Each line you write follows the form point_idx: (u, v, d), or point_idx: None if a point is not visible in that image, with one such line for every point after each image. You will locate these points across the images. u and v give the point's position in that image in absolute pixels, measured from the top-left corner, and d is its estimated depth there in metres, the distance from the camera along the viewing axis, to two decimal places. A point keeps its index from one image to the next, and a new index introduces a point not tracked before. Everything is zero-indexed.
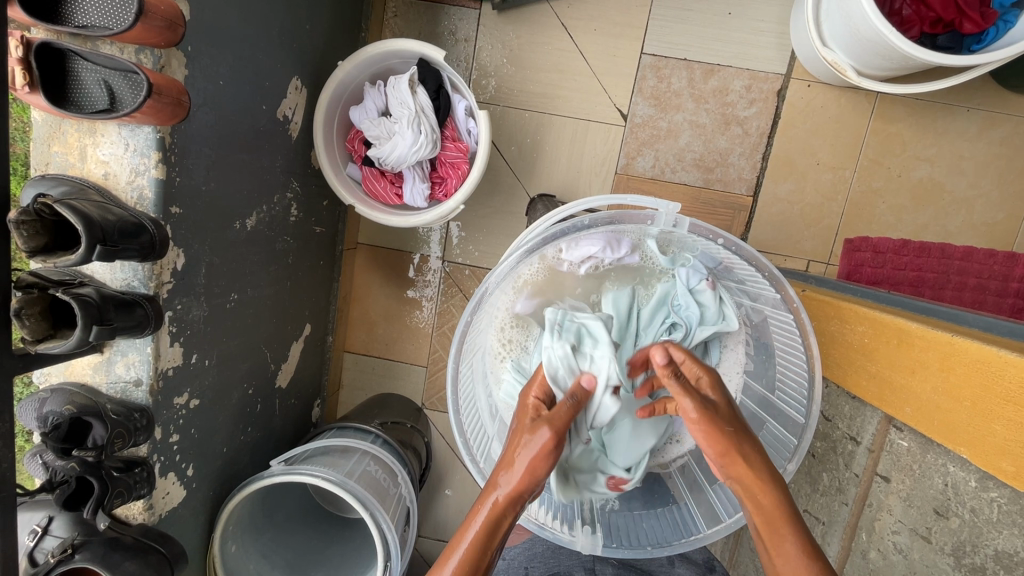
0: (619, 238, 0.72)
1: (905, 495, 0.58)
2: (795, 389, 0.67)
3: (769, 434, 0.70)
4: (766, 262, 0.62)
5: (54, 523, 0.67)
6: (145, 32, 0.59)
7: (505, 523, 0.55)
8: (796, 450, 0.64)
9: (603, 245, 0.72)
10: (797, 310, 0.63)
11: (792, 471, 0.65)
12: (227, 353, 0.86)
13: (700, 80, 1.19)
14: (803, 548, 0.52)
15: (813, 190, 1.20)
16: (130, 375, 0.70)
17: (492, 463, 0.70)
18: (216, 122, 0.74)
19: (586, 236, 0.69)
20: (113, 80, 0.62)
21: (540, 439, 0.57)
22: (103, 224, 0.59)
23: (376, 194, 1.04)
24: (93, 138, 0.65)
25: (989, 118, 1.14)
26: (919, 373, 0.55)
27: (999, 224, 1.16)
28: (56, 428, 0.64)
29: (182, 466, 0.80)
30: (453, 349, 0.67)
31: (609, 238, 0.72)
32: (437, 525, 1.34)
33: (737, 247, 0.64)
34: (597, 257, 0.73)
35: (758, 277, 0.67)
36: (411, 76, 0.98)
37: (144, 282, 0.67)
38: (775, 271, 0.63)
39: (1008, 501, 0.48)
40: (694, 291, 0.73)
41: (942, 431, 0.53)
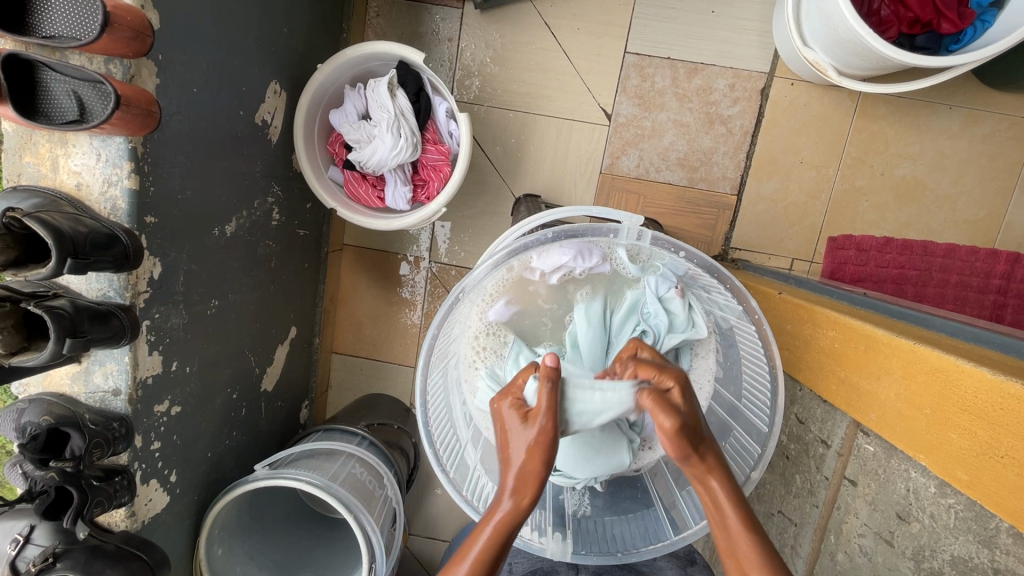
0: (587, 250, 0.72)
1: (871, 499, 0.59)
2: (761, 398, 0.67)
3: (736, 443, 0.70)
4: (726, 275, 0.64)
5: (35, 533, 0.67)
6: (112, 43, 0.59)
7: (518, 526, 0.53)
8: (759, 458, 0.65)
9: (573, 255, 0.71)
10: (758, 321, 0.65)
11: (756, 479, 0.65)
12: (208, 358, 0.86)
13: (684, 78, 1.19)
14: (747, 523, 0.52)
15: (796, 189, 1.20)
16: (108, 384, 0.71)
17: (463, 470, 0.72)
18: (191, 129, 0.74)
19: (554, 246, 0.69)
20: (82, 91, 0.61)
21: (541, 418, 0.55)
22: (74, 235, 0.59)
23: (358, 197, 1.04)
24: (64, 149, 0.64)
25: (971, 115, 1.14)
26: (884, 379, 0.56)
27: (981, 222, 1.17)
28: (33, 439, 0.64)
29: (165, 472, 0.80)
30: (423, 358, 0.68)
31: (579, 248, 0.71)
32: (426, 523, 1.35)
33: (696, 258, 0.66)
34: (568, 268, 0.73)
35: (721, 288, 0.68)
36: (391, 79, 0.98)
37: (120, 292, 0.67)
38: (735, 282, 0.65)
39: (964, 508, 0.49)
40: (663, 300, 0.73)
41: (904, 438, 0.53)
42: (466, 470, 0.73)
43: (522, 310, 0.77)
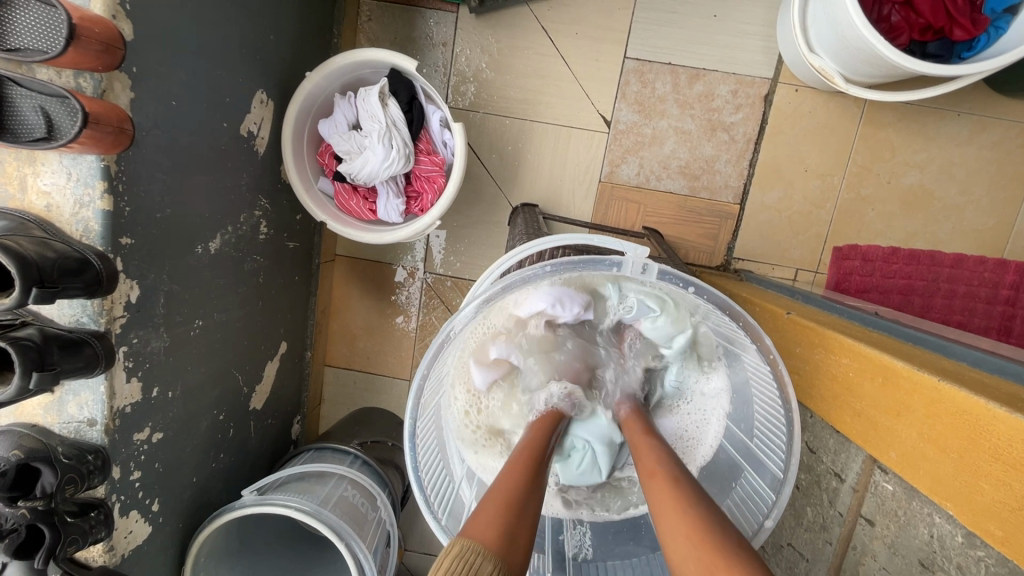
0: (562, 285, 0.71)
1: (889, 541, 0.56)
2: (773, 440, 0.64)
3: (746, 485, 0.67)
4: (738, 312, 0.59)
5: (9, 569, 0.63)
6: (79, 56, 0.55)
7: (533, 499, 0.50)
8: (774, 505, 0.60)
9: (550, 303, 0.71)
10: (774, 361, 0.60)
11: (770, 527, 0.60)
12: (192, 382, 0.82)
13: (685, 84, 1.15)
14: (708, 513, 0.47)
15: (801, 198, 1.17)
16: (83, 415, 0.67)
17: (455, 516, 0.66)
18: (170, 144, 0.70)
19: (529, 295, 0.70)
20: (49, 106, 0.57)
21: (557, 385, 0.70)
22: (40, 262, 0.55)
23: (349, 210, 1.01)
24: (32, 167, 0.61)
25: (980, 122, 1.11)
26: (905, 416, 0.53)
27: (990, 232, 1.14)
28: (2, 476, 0.60)
29: (146, 503, 0.77)
30: (410, 404, 0.64)
31: (554, 296, 0.71)
32: (422, 540, 1.32)
33: (708, 294, 0.60)
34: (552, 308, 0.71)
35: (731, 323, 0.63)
36: (382, 87, 0.94)
37: (94, 318, 0.64)
38: (748, 319, 0.60)
39: (996, 563, 0.46)
40: (657, 332, 0.71)
41: (928, 481, 0.50)
42: (458, 515, 0.67)
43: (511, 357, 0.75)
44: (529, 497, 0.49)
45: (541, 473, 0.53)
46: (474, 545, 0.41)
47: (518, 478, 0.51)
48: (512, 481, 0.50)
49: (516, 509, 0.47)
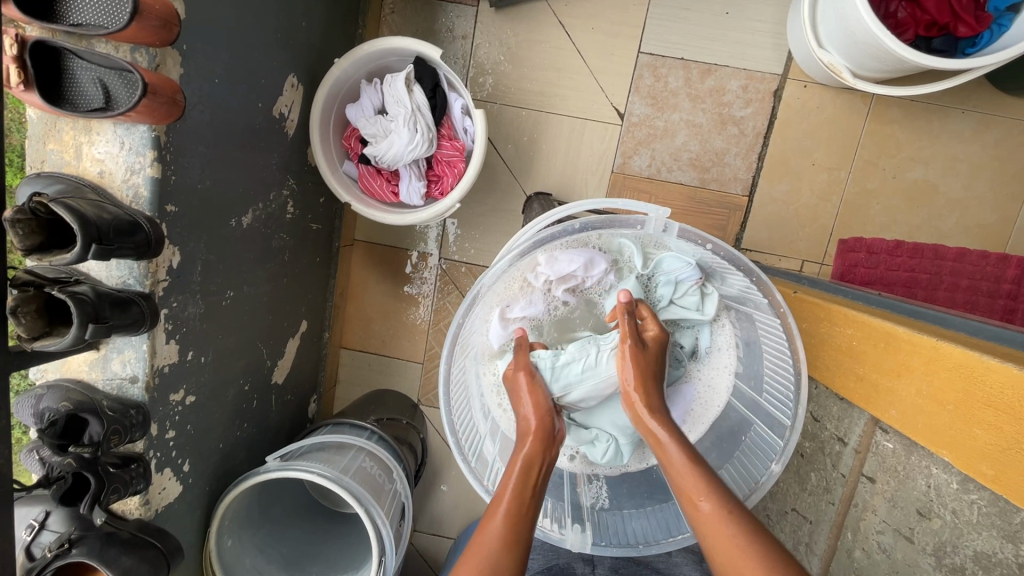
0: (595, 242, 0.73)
1: (889, 496, 0.59)
2: (781, 392, 0.68)
3: (757, 436, 0.71)
4: (756, 269, 0.63)
5: (51, 518, 0.67)
6: (140, 31, 0.59)
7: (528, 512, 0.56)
8: (781, 452, 0.66)
9: (581, 264, 0.73)
10: (784, 314, 0.64)
11: (778, 472, 0.66)
12: (223, 349, 0.86)
13: (697, 79, 1.19)
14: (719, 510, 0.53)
15: (808, 191, 1.21)
16: (126, 372, 0.71)
17: (483, 462, 0.72)
18: (211, 119, 0.74)
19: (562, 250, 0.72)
20: (108, 79, 0.62)
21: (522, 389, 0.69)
22: (98, 222, 0.59)
23: (372, 191, 1.05)
24: (88, 136, 0.65)
25: (983, 120, 1.15)
26: (905, 376, 0.56)
27: (993, 226, 1.17)
28: (52, 425, 0.64)
29: (179, 462, 0.80)
30: (445, 351, 0.68)
31: (586, 257, 0.73)
32: (431, 520, 1.35)
33: (725, 251, 0.65)
34: (578, 273, 0.74)
35: (746, 281, 0.68)
36: (408, 74, 0.99)
37: (140, 280, 0.68)
38: (763, 275, 0.64)
39: (988, 504, 0.49)
40: (677, 297, 0.73)
41: (927, 435, 0.54)
42: (486, 462, 0.73)
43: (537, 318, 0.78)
44: (504, 557, 0.51)
45: (520, 522, 0.54)
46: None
47: (498, 531, 0.53)
48: (491, 538, 0.53)
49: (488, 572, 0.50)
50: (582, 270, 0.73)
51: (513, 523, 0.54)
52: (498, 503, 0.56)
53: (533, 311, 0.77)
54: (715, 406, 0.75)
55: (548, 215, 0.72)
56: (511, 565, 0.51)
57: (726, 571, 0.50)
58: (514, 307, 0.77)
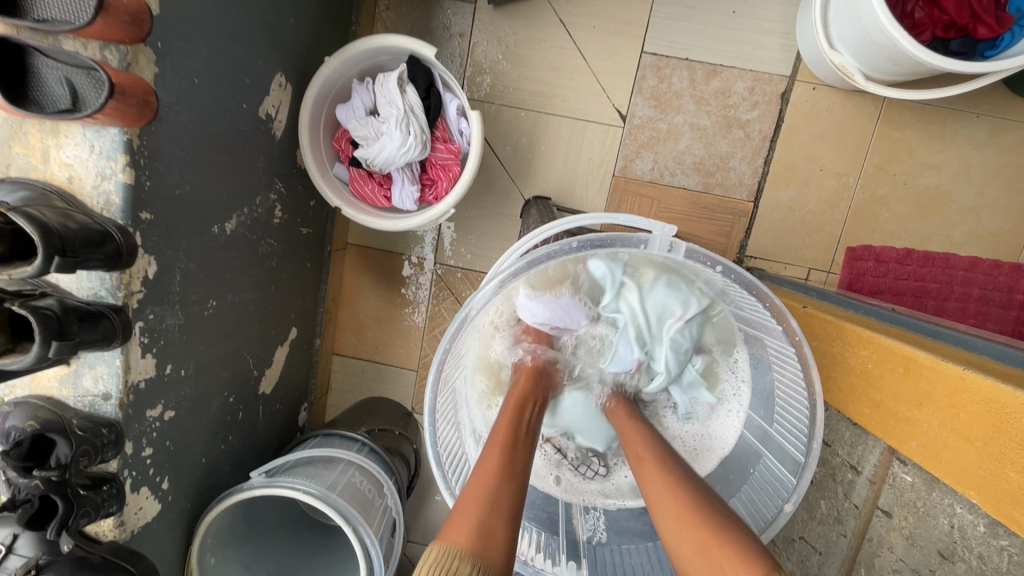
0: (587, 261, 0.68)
1: (908, 533, 0.55)
2: (795, 424, 0.64)
3: (767, 469, 0.67)
4: (767, 293, 0.59)
5: (18, 541, 0.64)
6: (107, 27, 0.55)
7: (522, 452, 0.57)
8: (794, 490, 0.61)
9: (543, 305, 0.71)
10: (798, 342, 0.60)
11: (790, 511, 0.62)
12: (205, 360, 0.83)
13: (702, 80, 1.15)
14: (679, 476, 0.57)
15: (815, 197, 1.17)
16: (98, 389, 0.67)
17: None
18: (191, 122, 0.70)
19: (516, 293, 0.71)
20: (76, 78, 0.58)
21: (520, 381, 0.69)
22: (63, 232, 0.55)
23: (363, 196, 1.01)
24: (56, 139, 0.61)
25: (998, 124, 1.11)
26: (927, 407, 0.52)
27: (1006, 235, 1.13)
28: (17, 446, 0.61)
29: (157, 480, 0.77)
30: (433, 375, 0.64)
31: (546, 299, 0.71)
32: (425, 531, 1.32)
33: (736, 275, 0.61)
34: (549, 312, 0.72)
35: (756, 305, 0.64)
36: (400, 73, 0.94)
37: (112, 292, 0.64)
38: (776, 300, 0.60)
39: (1019, 551, 0.46)
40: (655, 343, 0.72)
41: (950, 470, 0.50)
42: None
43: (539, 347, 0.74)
44: (503, 484, 0.51)
45: (516, 459, 0.55)
46: (452, 548, 0.44)
47: (493, 463, 0.54)
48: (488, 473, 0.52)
49: (490, 505, 0.49)
50: (542, 312, 0.71)
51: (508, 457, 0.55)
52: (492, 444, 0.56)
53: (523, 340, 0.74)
54: (724, 440, 0.74)
55: (542, 230, 0.68)
56: (511, 495, 0.50)
57: (695, 563, 0.49)
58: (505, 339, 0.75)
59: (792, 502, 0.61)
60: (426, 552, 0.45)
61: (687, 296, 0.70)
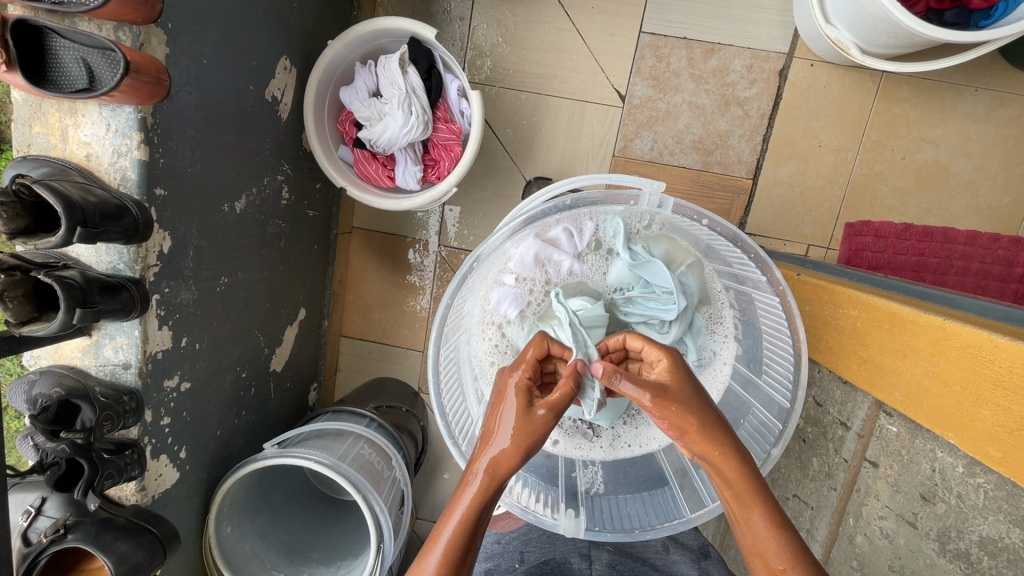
0: (582, 224, 0.72)
1: (893, 480, 0.58)
2: (780, 373, 0.67)
3: (756, 419, 0.69)
4: (750, 243, 0.62)
5: (47, 504, 0.67)
6: (121, 7, 0.58)
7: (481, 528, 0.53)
8: (780, 435, 0.64)
9: (542, 247, 0.73)
10: (782, 292, 0.63)
11: (776, 456, 0.64)
12: (218, 335, 0.86)
13: (700, 59, 1.16)
14: (769, 523, 0.51)
15: (814, 173, 1.18)
16: (118, 358, 0.70)
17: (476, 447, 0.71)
18: (200, 102, 0.73)
19: (516, 240, 0.71)
20: (91, 58, 0.61)
21: (509, 399, 0.55)
22: (84, 206, 0.58)
23: (367, 176, 1.03)
24: (74, 119, 0.64)
25: (997, 98, 1.11)
26: (910, 357, 0.55)
27: (1004, 208, 1.14)
28: (44, 411, 0.65)
29: (174, 448, 0.80)
30: (435, 330, 0.68)
31: (546, 241, 0.73)
32: (433, 508, 1.35)
33: (720, 226, 0.63)
34: (545, 255, 0.73)
35: (744, 259, 0.66)
36: (402, 55, 0.96)
37: (129, 265, 0.67)
38: (761, 252, 0.63)
39: (995, 488, 0.48)
40: (656, 281, 0.70)
41: (930, 416, 0.52)
42: None
43: (529, 303, 0.75)
44: None
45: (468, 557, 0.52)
46: None
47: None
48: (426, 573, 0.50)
49: None
50: (541, 256, 0.73)
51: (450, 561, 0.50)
52: (435, 545, 0.51)
53: (517, 295, 0.74)
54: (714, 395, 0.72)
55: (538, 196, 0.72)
56: None
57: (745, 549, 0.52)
58: (498, 298, 0.74)
59: (779, 447, 0.63)
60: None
61: (676, 248, 0.73)
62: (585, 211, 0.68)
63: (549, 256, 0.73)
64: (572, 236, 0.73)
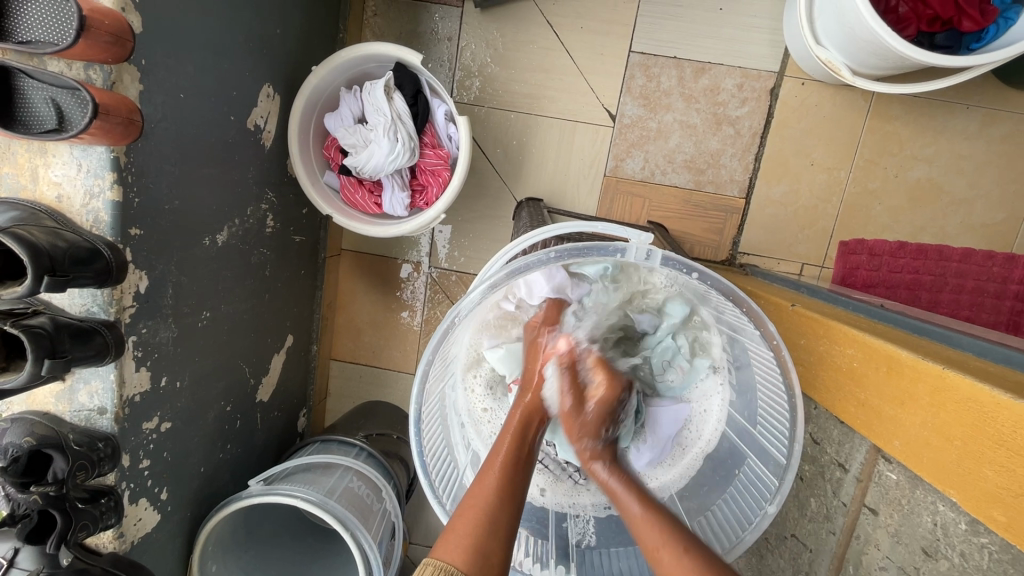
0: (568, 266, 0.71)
1: (894, 530, 0.56)
2: (775, 426, 0.65)
3: (750, 472, 0.68)
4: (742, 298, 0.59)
5: (19, 555, 0.65)
6: (89, 48, 0.56)
7: (522, 462, 0.62)
8: (776, 492, 0.62)
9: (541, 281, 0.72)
10: (777, 347, 0.61)
11: (772, 513, 0.63)
12: (200, 372, 0.84)
13: (690, 78, 1.15)
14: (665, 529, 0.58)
15: (807, 192, 1.17)
16: (93, 403, 0.68)
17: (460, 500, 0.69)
18: (177, 137, 0.71)
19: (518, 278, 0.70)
20: (60, 98, 0.58)
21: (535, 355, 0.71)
22: (51, 251, 0.56)
23: (354, 204, 1.01)
24: (44, 158, 0.62)
25: (989, 115, 1.10)
26: (910, 406, 0.53)
27: (999, 226, 1.13)
28: (14, 462, 0.62)
29: (155, 491, 0.78)
30: (417, 387, 0.65)
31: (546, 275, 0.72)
32: (426, 534, 1.33)
33: (710, 280, 0.61)
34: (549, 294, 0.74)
35: (738, 313, 0.64)
36: (387, 81, 0.95)
37: (104, 308, 0.65)
38: (754, 307, 0.61)
39: (999, 549, 0.46)
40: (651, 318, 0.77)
41: (932, 470, 0.50)
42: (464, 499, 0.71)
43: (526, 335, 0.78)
44: (503, 510, 0.57)
45: (516, 476, 0.61)
46: (444, 565, 0.52)
47: (493, 488, 0.59)
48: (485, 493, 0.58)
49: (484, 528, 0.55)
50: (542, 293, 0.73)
51: (507, 475, 0.60)
52: (490, 468, 0.61)
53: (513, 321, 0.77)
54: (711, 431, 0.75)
55: (522, 241, 0.68)
56: (504, 527, 0.56)
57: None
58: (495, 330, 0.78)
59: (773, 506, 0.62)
60: (421, 562, 0.53)
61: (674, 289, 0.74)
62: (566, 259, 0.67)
63: (541, 297, 0.73)
64: (555, 280, 0.72)
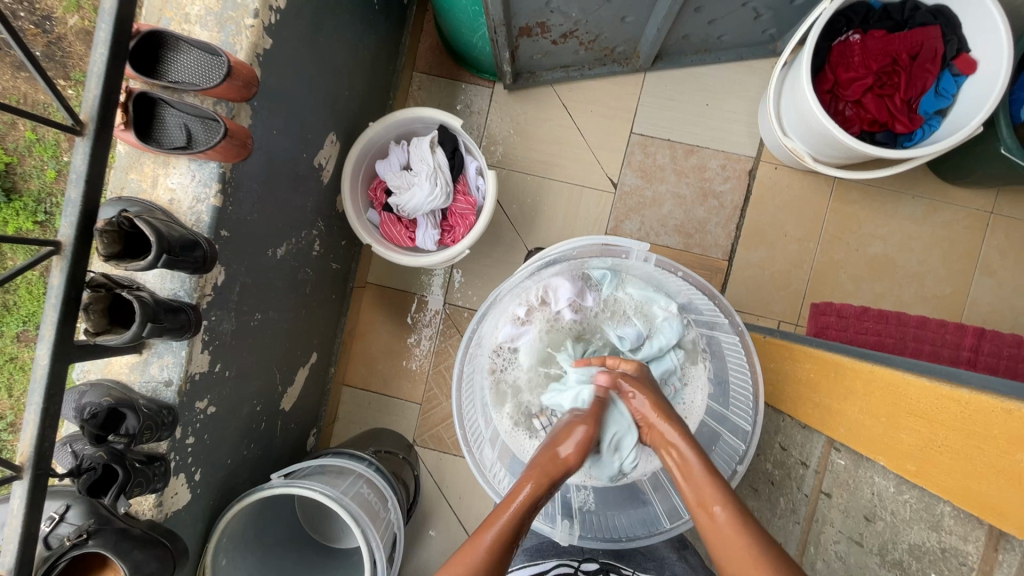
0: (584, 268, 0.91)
1: (843, 507, 0.67)
2: (743, 404, 0.83)
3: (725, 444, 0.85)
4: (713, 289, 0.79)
5: (70, 511, 0.72)
6: (227, 89, 0.73)
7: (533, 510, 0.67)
8: (744, 453, 0.80)
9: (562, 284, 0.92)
10: (741, 332, 0.81)
11: (741, 472, 0.80)
12: (245, 366, 0.94)
13: (681, 158, 1.36)
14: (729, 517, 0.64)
15: (781, 258, 1.34)
16: (162, 375, 0.79)
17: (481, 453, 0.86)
18: (266, 163, 0.87)
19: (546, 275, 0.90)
20: (191, 124, 0.75)
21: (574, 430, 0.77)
22: (170, 238, 0.70)
23: (391, 237, 1.17)
24: (165, 169, 0.78)
25: (932, 205, 1.31)
26: (850, 396, 0.67)
27: (948, 298, 1.29)
28: (94, 417, 0.71)
29: (192, 469, 0.86)
30: (462, 349, 0.85)
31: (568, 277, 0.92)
32: (417, 566, 1.35)
33: (692, 278, 0.82)
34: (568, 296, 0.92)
35: (711, 306, 0.84)
36: (432, 138, 1.14)
37: (188, 292, 0.78)
38: (720, 296, 0.81)
39: (916, 500, 0.58)
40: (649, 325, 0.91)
41: (867, 444, 0.63)
42: (484, 457, 0.87)
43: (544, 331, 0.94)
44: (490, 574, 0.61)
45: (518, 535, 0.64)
46: None
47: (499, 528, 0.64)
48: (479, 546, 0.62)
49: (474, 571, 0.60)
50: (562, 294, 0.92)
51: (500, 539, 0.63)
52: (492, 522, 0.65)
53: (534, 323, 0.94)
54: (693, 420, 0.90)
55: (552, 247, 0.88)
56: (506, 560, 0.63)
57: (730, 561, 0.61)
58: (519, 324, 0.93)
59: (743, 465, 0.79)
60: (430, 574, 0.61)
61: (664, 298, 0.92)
62: (581, 264, 0.89)
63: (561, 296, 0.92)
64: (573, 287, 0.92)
